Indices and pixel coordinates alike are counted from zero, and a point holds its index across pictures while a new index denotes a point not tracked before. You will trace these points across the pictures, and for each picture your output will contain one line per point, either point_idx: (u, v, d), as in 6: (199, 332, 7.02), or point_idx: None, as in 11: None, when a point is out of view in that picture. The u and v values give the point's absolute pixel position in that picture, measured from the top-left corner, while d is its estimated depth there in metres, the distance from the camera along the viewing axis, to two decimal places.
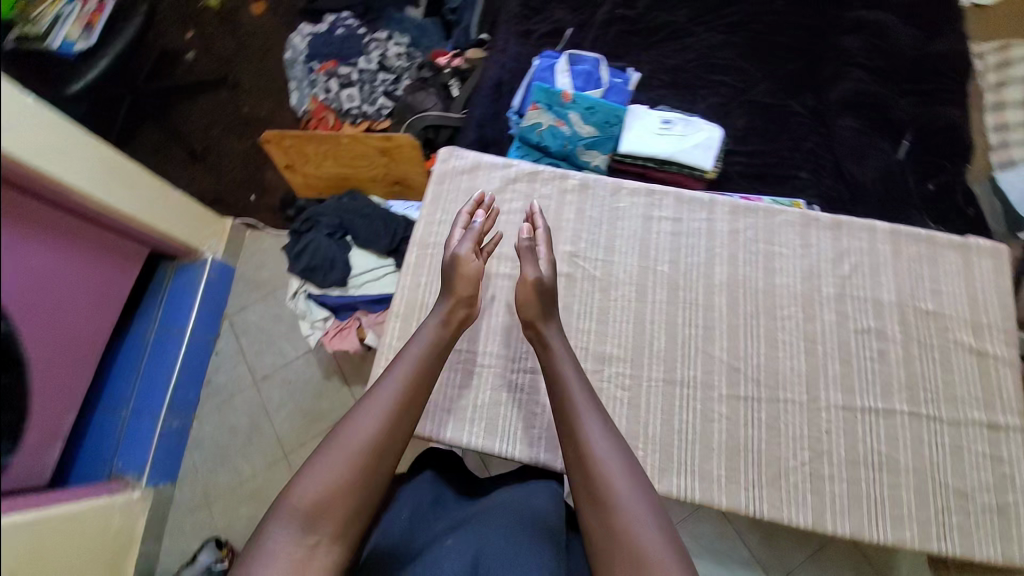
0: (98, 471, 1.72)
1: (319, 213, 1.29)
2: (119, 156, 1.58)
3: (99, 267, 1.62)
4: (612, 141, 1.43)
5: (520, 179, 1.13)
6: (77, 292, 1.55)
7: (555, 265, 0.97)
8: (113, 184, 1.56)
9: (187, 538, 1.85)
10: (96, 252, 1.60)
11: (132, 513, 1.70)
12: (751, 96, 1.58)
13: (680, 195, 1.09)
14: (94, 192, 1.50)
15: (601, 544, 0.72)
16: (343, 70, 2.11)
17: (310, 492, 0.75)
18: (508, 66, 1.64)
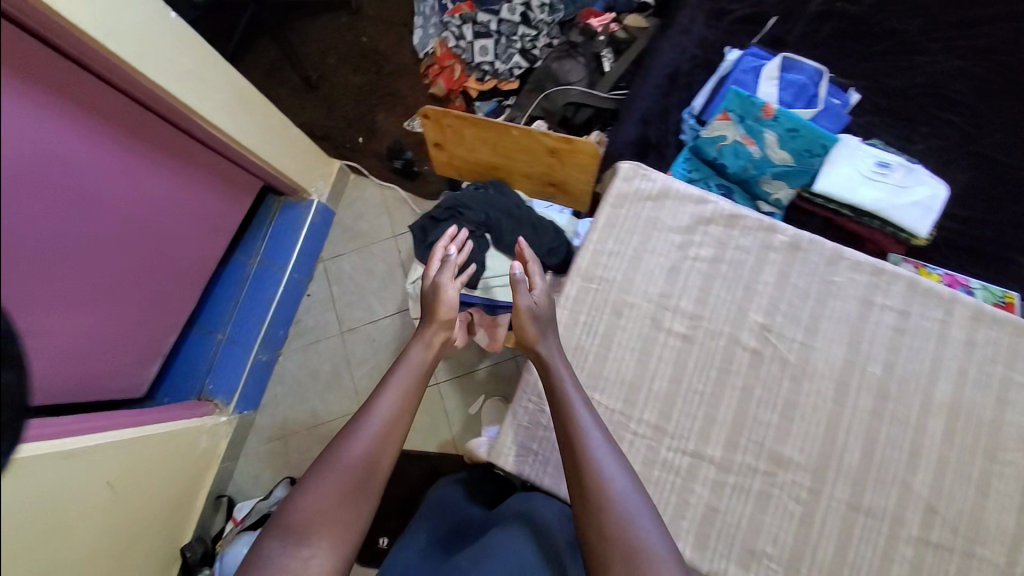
0: (192, 388, 1.78)
1: (461, 200, 1.16)
2: (248, 85, 1.43)
3: (214, 199, 1.51)
4: (808, 175, 1.19)
5: (715, 221, 0.94)
6: (192, 223, 1.46)
7: (551, 296, 0.89)
8: (239, 117, 1.42)
9: (260, 463, 1.87)
10: (213, 183, 1.49)
11: (217, 434, 1.74)
12: (985, 146, 1.27)
13: (915, 283, 0.90)
14: (221, 124, 1.37)
15: (603, 557, 0.62)
16: (483, 18, 1.87)
17: (306, 506, 0.70)
18: (689, 54, 1.38)
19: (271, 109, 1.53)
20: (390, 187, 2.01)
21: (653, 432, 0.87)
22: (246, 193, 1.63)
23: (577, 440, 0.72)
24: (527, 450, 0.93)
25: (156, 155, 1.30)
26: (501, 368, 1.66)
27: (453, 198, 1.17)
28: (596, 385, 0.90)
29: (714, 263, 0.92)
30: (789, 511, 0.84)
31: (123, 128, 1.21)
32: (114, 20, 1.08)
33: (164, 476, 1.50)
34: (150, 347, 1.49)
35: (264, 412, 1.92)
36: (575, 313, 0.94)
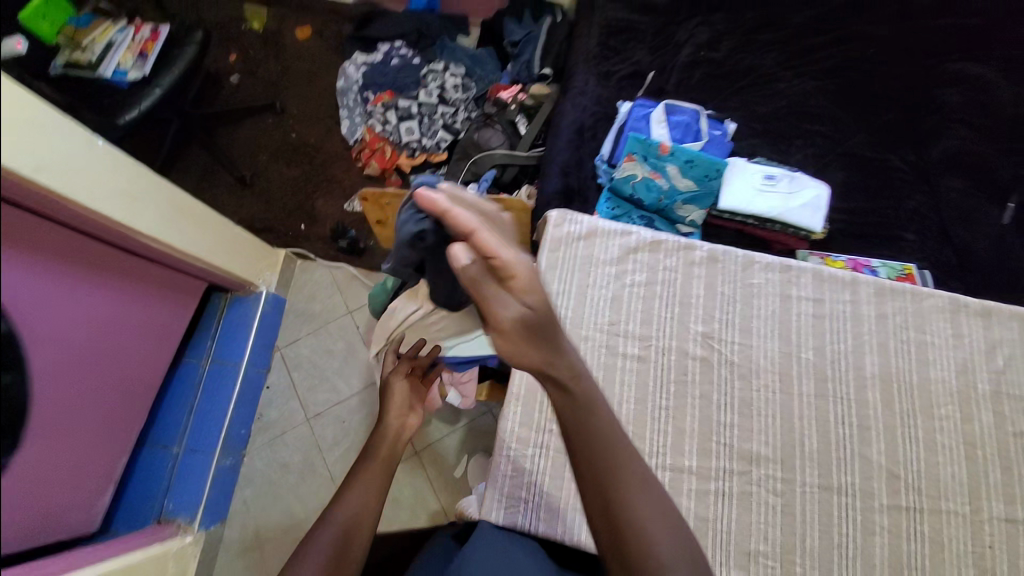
0: (149, 510, 1.61)
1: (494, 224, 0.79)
2: (186, 196, 1.43)
3: (158, 305, 1.47)
4: (711, 196, 1.36)
5: (641, 249, 1.05)
6: (135, 332, 1.40)
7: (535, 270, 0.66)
8: (181, 229, 1.41)
9: None
10: (156, 290, 1.45)
11: (185, 556, 1.56)
12: (847, 149, 1.48)
13: (819, 273, 1.01)
14: (163, 238, 1.35)
15: None
16: (404, 103, 2.04)
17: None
18: (589, 109, 1.56)
19: (207, 211, 1.52)
20: (339, 267, 2.02)
21: (635, 455, 0.92)
22: (190, 294, 1.60)
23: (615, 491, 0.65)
24: (515, 500, 0.92)
25: (95, 273, 1.26)
26: (478, 425, 1.63)
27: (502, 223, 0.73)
28: None
29: (648, 286, 1.03)
30: (771, 506, 0.89)
31: (61, 256, 1.18)
32: (41, 158, 1.05)
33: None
34: (99, 474, 1.38)
35: (233, 523, 1.75)
36: None
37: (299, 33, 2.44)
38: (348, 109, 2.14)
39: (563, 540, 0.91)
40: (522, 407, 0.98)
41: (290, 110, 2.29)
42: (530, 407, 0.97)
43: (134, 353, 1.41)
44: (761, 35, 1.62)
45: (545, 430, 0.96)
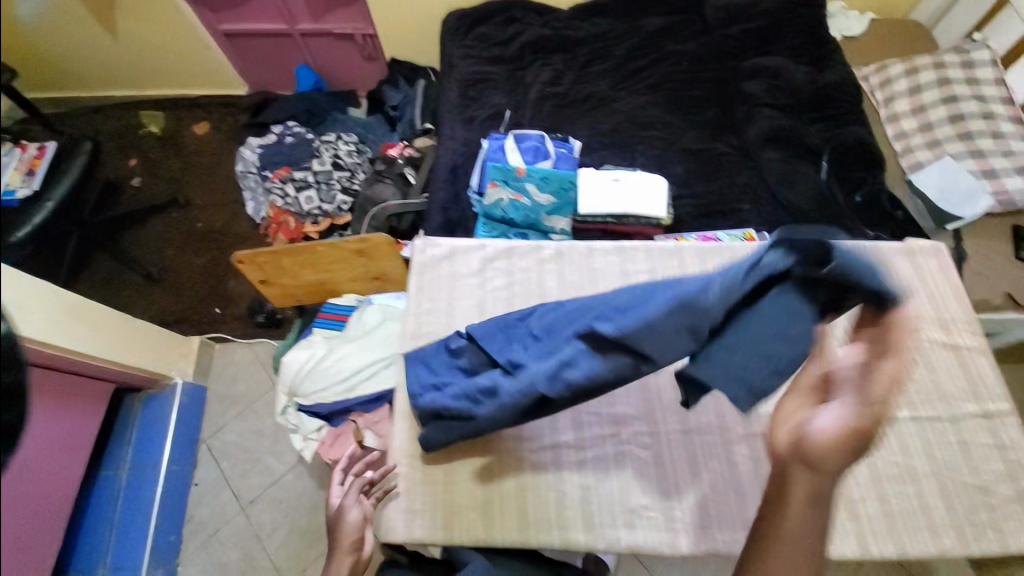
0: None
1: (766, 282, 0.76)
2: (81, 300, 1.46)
3: (65, 414, 1.45)
4: (571, 205, 1.54)
5: (498, 257, 1.19)
6: (43, 444, 1.37)
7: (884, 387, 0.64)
8: (79, 331, 1.43)
9: None
10: (61, 398, 1.44)
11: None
12: (681, 144, 1.74)
13: (649, 248, 1.19)
14: (60, 342, 1.36)
15: None
16: (299, 175, 2.13)
17: None
18: (459, 150, 1.75)
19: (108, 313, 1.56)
20: (260, 341, 2.04)
21: (516, 443, 0.97)
22: (97, 399, 1.58)
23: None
24: (413, 513, 0.93)
25: None
26: None
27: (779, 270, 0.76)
28: None
29: (509, 288, 1.15)
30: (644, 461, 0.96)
31: None
32: None
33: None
34: None
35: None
36: None
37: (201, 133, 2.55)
38: (251, 192, 2.23)
39: (463, 542, 0.91)
40: (410, 420, 1.01)
41: (195, 202, 2.36)
42: (415, 420, 1.01)
43: (43, 467, 1.38)
44: (593, 68, 1.91)
45: None
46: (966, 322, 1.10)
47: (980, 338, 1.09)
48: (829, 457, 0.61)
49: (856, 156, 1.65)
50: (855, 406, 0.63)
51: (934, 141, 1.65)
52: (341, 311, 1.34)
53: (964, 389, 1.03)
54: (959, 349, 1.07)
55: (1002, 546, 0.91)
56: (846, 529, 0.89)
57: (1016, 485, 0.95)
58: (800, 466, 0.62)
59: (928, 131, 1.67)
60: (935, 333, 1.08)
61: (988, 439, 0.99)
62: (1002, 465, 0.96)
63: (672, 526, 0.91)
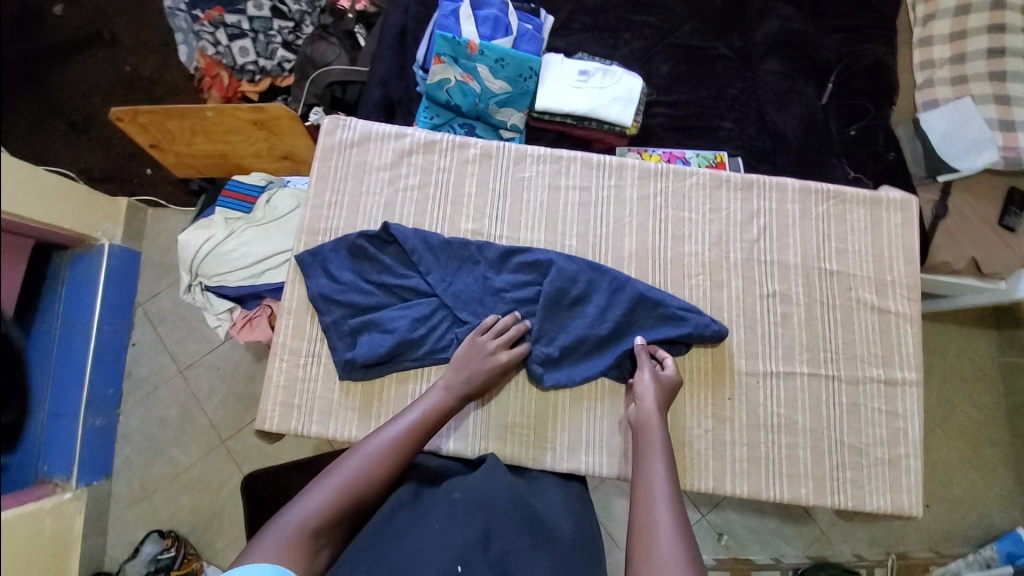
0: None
1: (675, 310, 0.95)
2: None
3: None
4: (527, 96, 1.32)
5: (415, 150, 1.04)
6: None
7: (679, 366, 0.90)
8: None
9: (132, 530, 1.62)
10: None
11: (66, 513, 1.46)
12: (674, 39, 1.47)
13: (588, 159, 1.04)
14: None
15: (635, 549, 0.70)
16: (232, 19, 1.73)
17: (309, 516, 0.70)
18: (411, 11, 1.43)
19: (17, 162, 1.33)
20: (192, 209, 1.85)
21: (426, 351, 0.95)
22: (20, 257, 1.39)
23: (643, 493, 0.75)
24: (289, 407, 0.93)
25: None
26: None
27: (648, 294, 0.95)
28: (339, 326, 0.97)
29: (422, 188, 1.02)
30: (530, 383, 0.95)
31: None
32: None
33: (30, 565, 1.27)
34: None
35: (119, 478, 1.66)
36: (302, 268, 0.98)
37: None
38: (180, 33, 1.78)
39: (338, 439, 0.93)
40: (296, 317, 0.96)
41: (123, 39, 1.81)
42: (303, 317, 0.96)
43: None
44: None
45: (318, 339, 0.95)
46: (905, 288, 1.03)
47: (915, 306, 1.02)
48: (653, 423, 0.83)
49: (865, 81, 1.43)
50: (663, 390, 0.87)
51: (960, 78, 1.42)
52: (249, 192, 1.21)
53: (875, 354, 0.99)
54: (887, 315, 1.01)
55: (857, 502, 0.94)
56: (701, 463, 0.93)
57: (891, 450, 0.96)
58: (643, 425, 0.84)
59: (957, 64, 1.43)
60: (868, 293, 1.02)
61: (881, 406, 0.97)
62: (885, 430, 0.96)
63: (541, 444, 0.94)
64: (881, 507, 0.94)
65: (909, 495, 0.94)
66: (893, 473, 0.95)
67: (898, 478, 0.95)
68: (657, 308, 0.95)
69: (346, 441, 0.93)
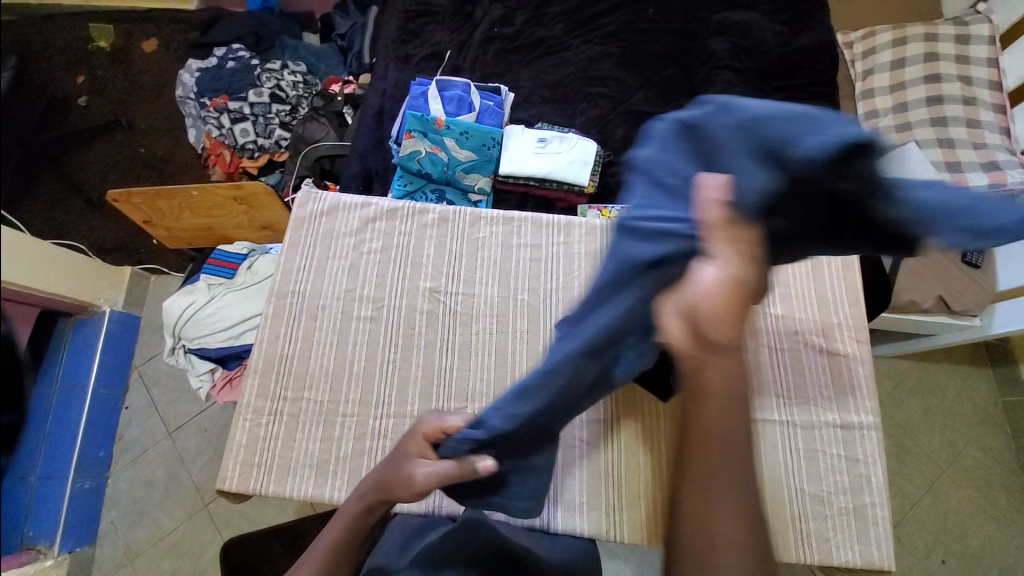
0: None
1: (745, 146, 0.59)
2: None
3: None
4: (491, 163, 1.44)
5: (379, 218, 1.13)
6: None
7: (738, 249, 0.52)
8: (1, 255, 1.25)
9: None
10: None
11: None
12: (628, 105, 1.60)
13: (537, 220, 1.13)
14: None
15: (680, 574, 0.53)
16: (235, 105, 1.92)
17: None
18: (389, 94, 1.61)
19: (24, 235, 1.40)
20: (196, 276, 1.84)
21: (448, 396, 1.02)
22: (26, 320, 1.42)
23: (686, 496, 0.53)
24: (250, 465, 0.96)
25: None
26: None
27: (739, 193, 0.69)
28: (304, 384, 1.01)
29: (384, 251, 1.11)
30: None
31: None
32: None
33: None
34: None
35: (104, 542, 1.61)
36: (277, 328, 1.05)
37: (145, 45, 2.09)
38: (190, 119, 1.97)
39: (295, 497, 0.95)
40: (261, 377, 1.02)
41: (139, 124, 1.98)
42: (267, 376, 1.02)
43: None
44: (549, 8, 1.73)
45: (280, 399, 1.00)
46: (854, 330, 1.05)
47: (865, 347, 1.03)
48: (711, 377, 0.51)
49: None
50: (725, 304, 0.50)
51: (904, 125, 1.51)
52: (232, 259, 1.31)
53: (830, 399, 1.00)
54: (836, 357, 1.02)
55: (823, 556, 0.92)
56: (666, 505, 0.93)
57: (854, 498, 0.94)
58: (704, 373, 0.51)
59: (900, 113, 1.52)
60: (814, 336, 1.04)
61: (840, 451, 0.97)
62: (845, 477, 0.95)
63: None
64: (851, 561, 0.91)
65: (879, 547, 0.92)
66: (859, 523, 0.93)
67: (865, 528, 0.93)
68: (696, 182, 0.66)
69: (304, 498, 0.95)
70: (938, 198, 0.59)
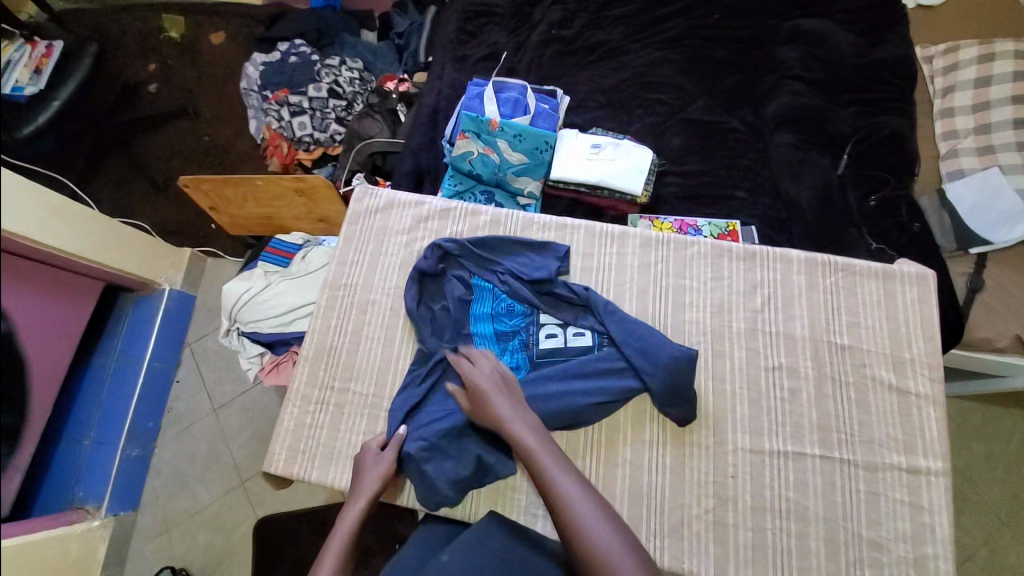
0: (53, 501, 1.49)
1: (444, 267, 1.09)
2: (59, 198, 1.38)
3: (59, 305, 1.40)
4: (543, 167, 1.42)
5: (432, 218, 1.14)
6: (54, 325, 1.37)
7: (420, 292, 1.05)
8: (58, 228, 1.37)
9: (149, 564, 1.63)
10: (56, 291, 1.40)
11: (92, 541, 1.50)
12: (686, 114, 1.55)
13: (591, 229, 1.12)
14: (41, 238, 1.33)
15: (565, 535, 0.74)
16: (295, 99, 1.98)
17: None
18: (444, 93, 1.63)
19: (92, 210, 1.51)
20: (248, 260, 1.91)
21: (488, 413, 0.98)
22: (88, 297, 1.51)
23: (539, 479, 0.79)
24: (294, 452, 0.99)
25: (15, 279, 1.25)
26: None
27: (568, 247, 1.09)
28: (351, 376, 1.03)
29: None
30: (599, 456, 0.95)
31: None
32: None
33: None
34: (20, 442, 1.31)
35: (145, 510, 1.68)
36: (329, 319, 1.08)
37: (215, 38, 2.19)
38: (252, 110, 2.05)
39: (336, 486, 0.97)
40: (311, 366, 1.05)
41: (204, 113, 2.08)
42: (317, 365, 1.04)
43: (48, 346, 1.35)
44: (610, 12, 1.70)
45: (328, 389, 1.03)
46: (926, 366, 0.98)
47: (938, 386, 0.96)
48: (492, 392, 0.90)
49: (884, 152, 1.44)
50: (487, 375, 0.92)
51: (986, 148, 1.39)
52: (286, 248, 1.35)
53: (896, 439, 0.94)
54: (905, 395, 0.96)
55: None
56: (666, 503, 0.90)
57: (915, 548, 0.88)
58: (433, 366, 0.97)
59: (984, 134, 1.41)
60: (882, 370, 0.98)
61: (903, 496, 0.90)
62: (908, 525, 0.89)
63: (532, 510, 0.95)
64: None
65: None
66: None
67: None
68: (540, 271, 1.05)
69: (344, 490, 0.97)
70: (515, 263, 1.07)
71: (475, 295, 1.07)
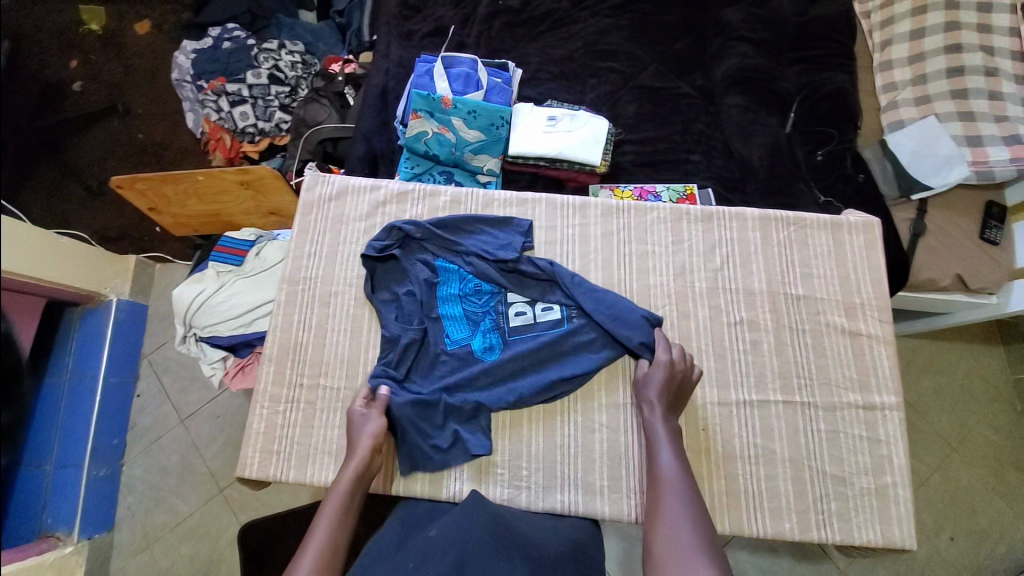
0: (22, 531, 1.42)
1: (414, 252, 1.06)
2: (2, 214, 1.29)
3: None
4: (500, 143, 1.40)
5: (388, 201, 1.11)
6: None
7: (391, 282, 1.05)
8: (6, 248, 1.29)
9: None
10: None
11: (66, 568, 1.43)
12: (639, 81, 1.55)
13: (552, 202, 1.11)
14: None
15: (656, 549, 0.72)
16: (233, 87, 1.86)
17: None
18: (392, 72, 1.56)
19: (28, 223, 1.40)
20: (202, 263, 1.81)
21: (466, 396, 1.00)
22: (28, 314, 1.41)
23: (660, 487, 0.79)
24: (268, 452, 0.96)
25: None
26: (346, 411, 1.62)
27: (530, 221, 1.08)
28: (319, 370, 1.01)
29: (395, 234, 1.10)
30: (569, 423, 0.99)
31: None
32: None
33: None
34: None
35: (121, 529, 1.60)
36: (290, 315, 1.04)
37: (137, 26, 2.02)
38: (187, 102, 1.92)
39: (316, 482, 0.95)
40: (277, 364, 1.01)
41: (136, 109, 1.93)
42: (282, 363, 1.01)
43: None
44: None
45: (297, 386, 1.00)
46: (876, 310, 1.04)
47: (888, 327, 1.02)
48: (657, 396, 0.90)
49: (828, 107, 1.49)
50: (662, 383, 0.91)
51: (922, 98, 1.45)
52: (239, 246, 1.29)
53: (852, 379, 0.99)
54: (858, 337, 1.02)
55: (845, 535, 0.92)
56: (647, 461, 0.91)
57: (875, 479, 0.94)
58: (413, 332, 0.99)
59: (918, 85, 1.47)
60: (836, 316, 1.03)
61: (862, 432, 0.97)
62: (868, 458, 0.95)
63: (516, 483, 0.96)
64: (873, 540, 0.92)
65: (900, 527, 0.92)
66: (880, 504, 0.93)
67: (886, 508, 0.93)
68: (507, 247, 1.04)
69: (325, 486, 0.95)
70: (479, 244, 1.05)
71: (441, 276, 1.04)
